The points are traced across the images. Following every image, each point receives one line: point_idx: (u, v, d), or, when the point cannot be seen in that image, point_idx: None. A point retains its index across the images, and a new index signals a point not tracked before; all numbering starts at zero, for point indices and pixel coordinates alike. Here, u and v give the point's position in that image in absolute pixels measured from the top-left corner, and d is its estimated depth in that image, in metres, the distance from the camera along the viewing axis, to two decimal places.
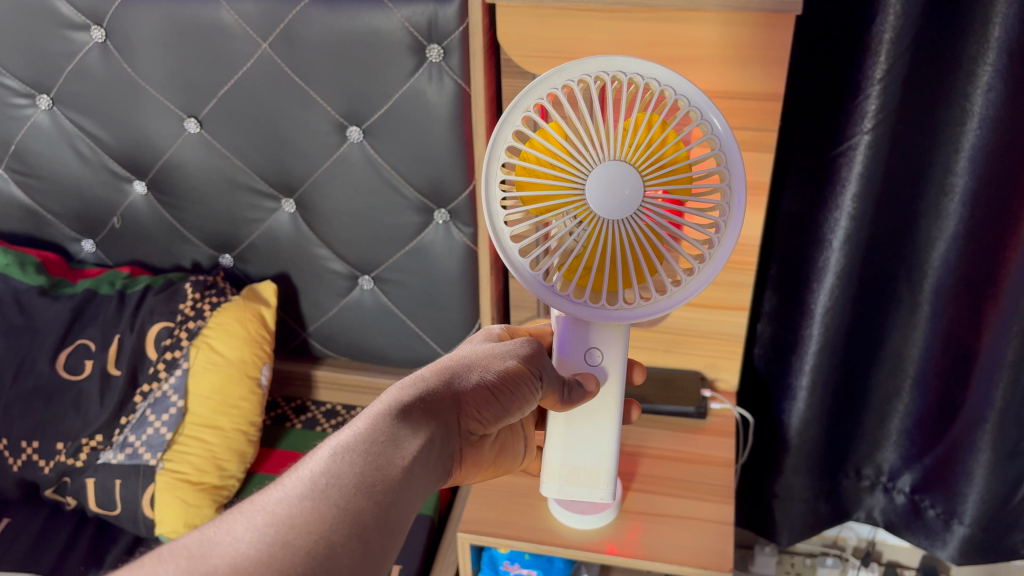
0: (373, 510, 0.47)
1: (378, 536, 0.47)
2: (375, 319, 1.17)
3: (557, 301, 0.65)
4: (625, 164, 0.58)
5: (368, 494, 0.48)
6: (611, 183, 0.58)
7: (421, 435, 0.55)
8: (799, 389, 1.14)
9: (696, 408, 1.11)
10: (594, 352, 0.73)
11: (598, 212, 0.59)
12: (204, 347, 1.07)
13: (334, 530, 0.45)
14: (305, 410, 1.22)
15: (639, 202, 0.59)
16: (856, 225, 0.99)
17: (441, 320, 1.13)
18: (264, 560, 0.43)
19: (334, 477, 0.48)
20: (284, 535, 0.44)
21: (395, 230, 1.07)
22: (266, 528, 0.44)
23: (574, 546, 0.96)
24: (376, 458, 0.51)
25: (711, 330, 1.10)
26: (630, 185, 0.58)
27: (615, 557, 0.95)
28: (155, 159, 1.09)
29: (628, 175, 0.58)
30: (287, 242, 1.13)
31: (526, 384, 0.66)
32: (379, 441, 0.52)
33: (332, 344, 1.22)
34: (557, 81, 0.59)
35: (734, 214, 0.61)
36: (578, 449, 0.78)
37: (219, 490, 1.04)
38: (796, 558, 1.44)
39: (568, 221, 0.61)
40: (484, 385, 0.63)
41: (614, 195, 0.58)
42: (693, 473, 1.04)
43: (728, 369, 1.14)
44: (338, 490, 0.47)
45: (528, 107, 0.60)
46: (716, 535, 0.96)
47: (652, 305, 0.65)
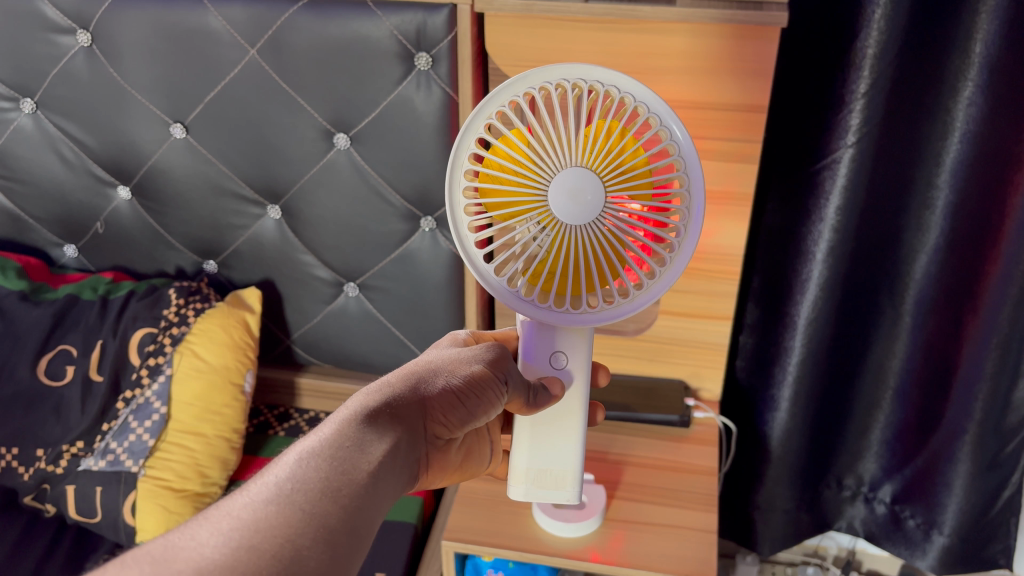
0: (339, 513, 0.48)
1: (346, 538, 0.47)
2: (359, 325, 1.17)
3: (520, 306, 0.65)
4: (587, 170, 0.58)
5: (333, 498, 0.48)
6: (575, 190, 0.59)
7: (387, 439, 0.55)
8: (780, 399, 1.15)
9: (680, 417, 1.11)
10: (558, 356, 0.74)
11: (561, 218, 0.60)
12: (188, 353, 1.06)
13: (300, 534, 0.45)
14: (287, 418, 1.22)
15: (601, 208, 0.59)
16: (838, 238, 1.00)
17: (426, 328, 1.13)
18: (229, 564, 0.42)
19: (300, 482, 0.48)
20: (249, 539, 0.44)
21: (381, 238, 1.07)
22: (231, 534, 0.44)
23: (558, 555, 0.96)
24: (342, 463, 0.51)
25: (696, 339, 1.11)
26: (592, 191, 0.59)
27: (599, 565, 0.95)
28: (140, 164, 1.08)
29: (590, 182, 0.58)
30: (271, 249, 1.12)
31: (493, 388, 0.66)
32: (345, 446, 0.52)
33: (316, 351, 1.22)
34: (520, 88, 0.59)
35: (694, 219, 0.62)
36: (544, 453, 0.78)
37: (201, 497, 1.04)
38: (777, 567, 1.44)
39: (531, 226, 0.61)
40: (450, 391, 0.63)
41: (577, 201, 0.59)
42: (678, 482, 1.05)
43: (711, 379, 1.15)
44: (302, 495, 0.47)
45: (491, 114, 0.60)
46: (700, 544, 0.96)
47: (614, 309, 0.65)
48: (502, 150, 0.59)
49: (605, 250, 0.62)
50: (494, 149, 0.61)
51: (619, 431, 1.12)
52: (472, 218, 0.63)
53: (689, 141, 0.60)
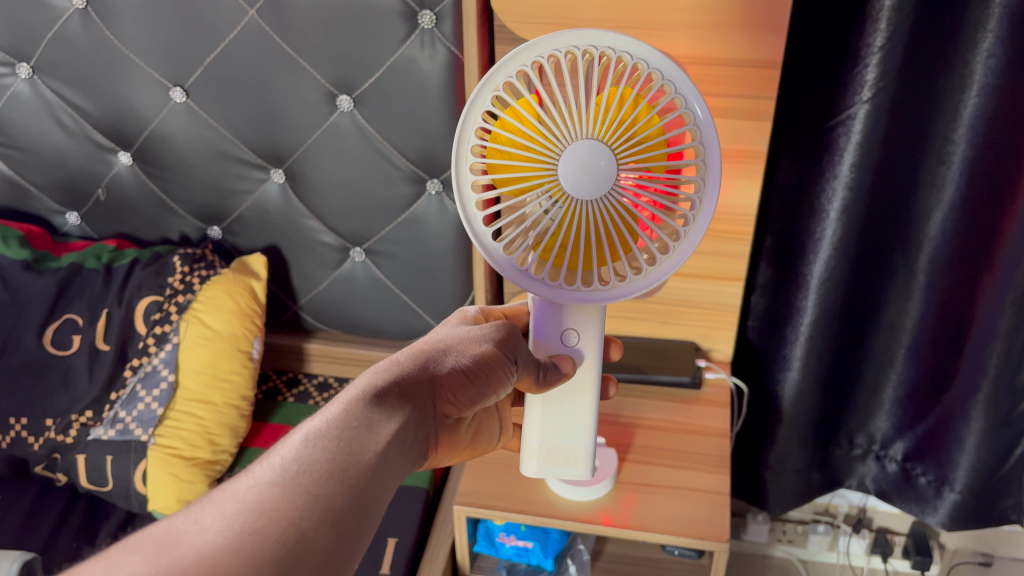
0: (346, 494, 0.49)
1: (349, 519, 0.48)
2: (366, 290, 1.14)
3: (530, 283, 0.64)
4: (599, 143, 0.57)
5: (340, 480, 0.50)
6: (585, 165, 0.57)
7: (396, 418, 0.58)
8: (793, 359, 1.14)
9: (691, 379, 1.10)
10: (571, 334, 0.75)
11: (572, 192, 0.58)
12: (194, 321, 1.05)
13: (306, 515, 0.46)
14: (296, 383, 1.20)
15: (613, 177, 0.57)
16: (853, 196, 0.98)
17: (434, 293, 1.11)
18: (240, 539, 0.44)
19: (306, 462, 0.50)
20: (254, 522, 0.45)
21: (386, 201, 1.05)
22: (238, 515, 0.45)
23: (570, 518, 0.96)
24: (350, 443, 0.52)
25: (708, 300, 1.10)
26: (603, 159, 0.57)
27: (610, 529, 0.95)
28: (140, 130, 1.06)
29: (601, 152, 0.57)
30: (275, 213, 1.10)
31: (500, 368, 0.69)
32: (352, 426, 0.54)
33: (322, 317, 1.19)
34: (530, 57, 0.57)
35: (709, 191, 0.61)
36: (555, 430, 0.80)
37: (212, 465, 1.03)
38: (788, 525, 1.40)
39: (542, 200, 0.60)
40: (457, 372, 0.67)
41: (589, 171, 0.57)
42: (688, 444, 1.04)
43: (723, 340, 1.14)
44: (311, 474, 0.49)
45: (498, 85, 0.58)
46: (712, 505, 0.96)
47: (626, 285, 0.64)
48: (512, 121, 0.58)
49: (615, 224, 0.61)
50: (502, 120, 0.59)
51: (629, 393, 1.11)
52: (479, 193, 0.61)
53: (704, 110, 0.58)
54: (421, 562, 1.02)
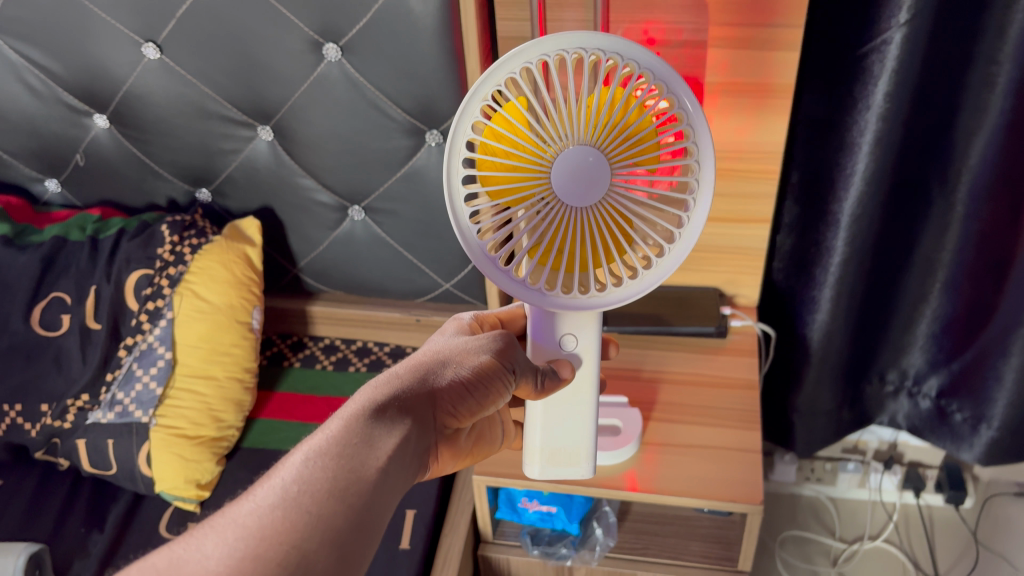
0: (347, 512, 0.47)
1: (349, 536, 0.46)
2: (368, 251, 1.07)
3: (528, 294, 0.59)
4: (593, 149, 0.53)
5: (341, 501, 0.48)
6: (579, 173, 0.54)
7: (397, 432, 0.54)
8: (822, 300, 1.08)
9: (716, 328, 1.04)
10: (570, 339, 0.71)
11: (563, 195, 0.54)
12: (188, 294, 0.98)
13: (307, 538, 0.45)
14: (302, 347, 1.15)
15: (605, 177, 0.54)
16: (886, 127, 0.90)
17: (440, 250, 1.04)
18: (241, 565, 0.43)
19: (306, 483, 0.48)
20: (252, 548, 0.43)
21: (384, 156, 0.97)
22: (237, 542, 0.44)
23: (593, 485, 0.92)
24: (349, 461, 0.50)
25: (732, 244, 1.03)
26: (593, 159, 0.53)
27: (637, 494, 0.90)
28: (114, 91, 0.98)
29: (591, 153, 0.53)
30: (267, 173, 1.03)
31: (501, 376, 0.65)
32: (351, 443, 0.51)
33: (325, 280, 1.13)
34: (522, 62, 0.53)
35: (703, 190, 0.57)
36: (556, 430, 0.75)
37: (218, 442, 0.99)
38: (815, 463, 1.36)
39: (535, 209, 0.56)
40: (455, 385, 0.63)
41: (579, 171, 0.54)
42: (716, 398, 0.99)
43: (748, 284, 1.07)
44: (310, 496, 0.47)
45: (486, 94, 0.54)
46: (744, 465, 0.91)
47: (625, 290, 0.60)
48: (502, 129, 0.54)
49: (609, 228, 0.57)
50: (492, 130, 0.55)
51: (651, 346, 1.06)
52: (471, 209, 0.57)
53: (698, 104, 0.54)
54: (441, 530, 0.99)
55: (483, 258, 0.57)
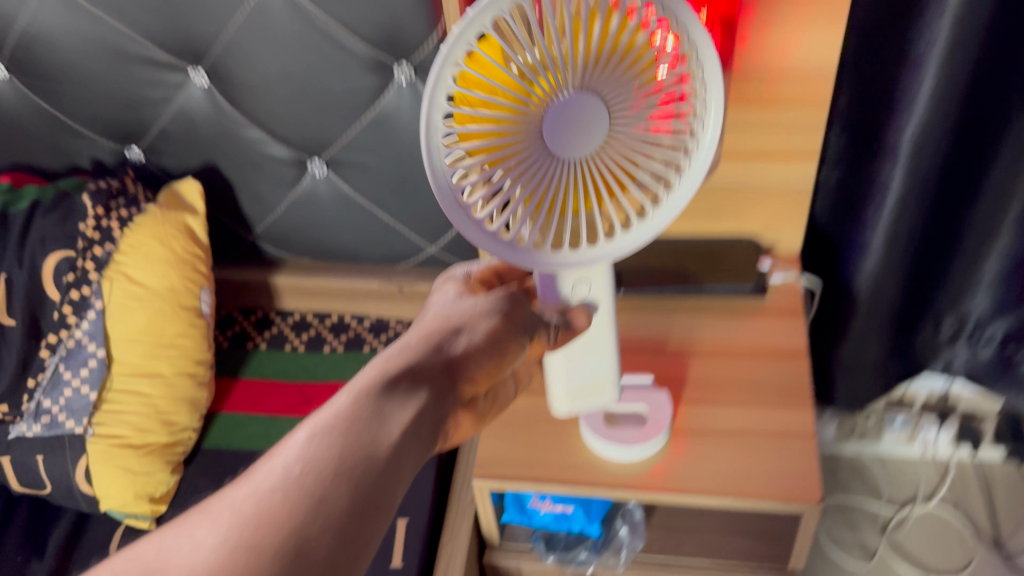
0: (351, 499, 0.41)
1: (358, 523, 0.40)
2: (335, 212, 0.90)
3: (523, 258, 0.53)
4: (591, 95, 0.47)
5: (350, 482, 0.41)
6: (576, 124, 0.48)
7: (411, 402, 0.48)
8: (872, 243, 0.92)
9: (754, 286, 0.88)
10: (582, 285, 0.62)
11: (561, 152, 0.49)
12: (119, 278, 0.82)
13: (307, 524, 0.38)
14: (268, 325, 1.00)
15: (605, 123, 0.49)
16: (960, 33, 0.74)
17: (421, 207, 0.87)
18: (226, 566, 0.36)
19: (308, 461, 0.41)
20: (247, 538, 0.37)
21: (346, 98, 0.78)
22: (230, 527, 0.38)
23: (612, 486, 0.77)
24: (357, 435, 0.44)
25: (771, 185, 0.86)
26: (593, 109, 0.48)
27: (654, 495, 0.76)
28: (8, 34, 0.80)
29: (592, 104, 0.48)
30: (206, 125, 0.84)
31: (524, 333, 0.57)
32: (362, 415, 0.45)
33: (287, 245, 0.96)
34: (503, 6, 0.43)
35: (708, 121, 0.53)
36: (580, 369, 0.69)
37: (172, 448, 0.84)
38: (858, 420, 1.22)
39: (531, 168, 0.49)
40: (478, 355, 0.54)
41: (578, 122, 0.48)
42: (758, 372, 0.83)
43: (789, 231, 0.90)
44: (314, 475, 0.41)
45: (465, 45, 0.44)
46: (796, 454, 0.76)
47: (631, 239, 0.56)
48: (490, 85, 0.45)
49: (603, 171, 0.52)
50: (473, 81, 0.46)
51: (676, 311, 0.90)
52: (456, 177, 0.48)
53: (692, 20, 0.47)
54: (442, 534, 0.86)
55: (479, 233, 0.50)
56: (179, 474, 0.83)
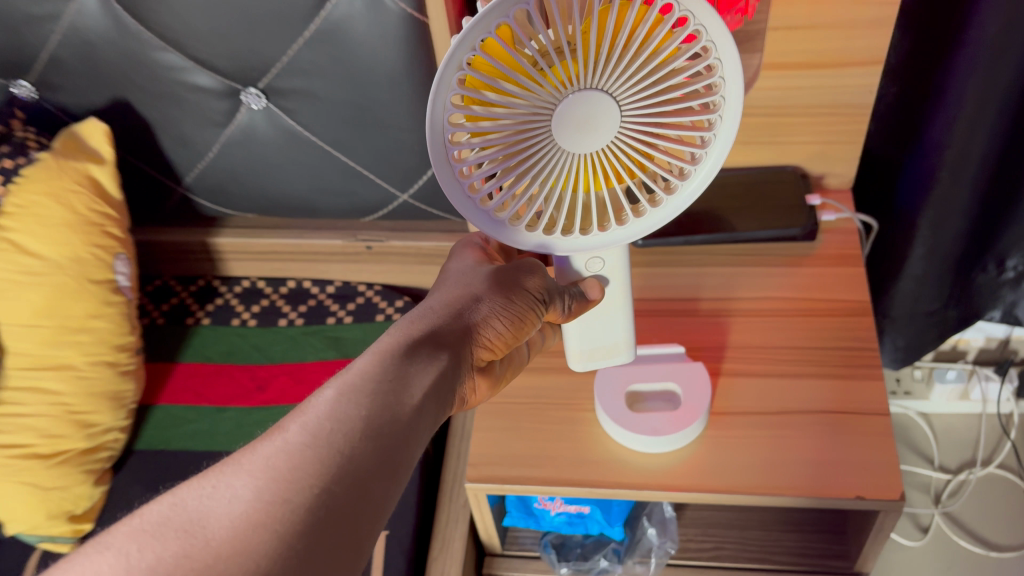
0: (376, 458, 0.34)
1: (382, 486, 0.34)
2: (280, 156, 0.73)
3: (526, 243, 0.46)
4: (597, 94, 0.38)
5: (381, 444, 0.34)
6: (584, 119, 0.39)
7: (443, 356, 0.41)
8: (938, 169, 0.75)
9: (803, 229, 0.72)
10: (594, 261, 0.52)
11: (559, 145, 0.40)
12: (5, 249, 0.66)
13: (330, 481, 0.32)
14: (211, 296, 0.83)
15: (610, 127, 0.39)
16: None
17: (388, 145, 0.70)
18: (247, 530, 0.30)
19: (336, 417, 0.34)
20: (272, 497, 0.31)
21: (280, 7, 0.60)
22: (263, 482, 0.31)
23: (632, 485, 0.61)
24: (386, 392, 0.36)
25: (820, 106, 0.69)
26: (598, 112, 0.39)
27: (686, 495, 0.61)
28: None
29: (598, 107, 0.38)
30: (108, 49, 0.65)
31: (557, 295, 0.49)
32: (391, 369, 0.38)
33: (225, 200, 0.78)
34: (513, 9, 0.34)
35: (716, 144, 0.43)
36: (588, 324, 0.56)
37: (91, 455, 0.68)
38: (902, 371, 1.08)
39: (531, 163, 0.41)
40: (505, 310, 0.46)
41: (580, 117, 0.39)
42: (813, 334, 0.67)
43: (843, 159, 0.74)
44: (344, 434, 0.34)
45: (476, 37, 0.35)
46: (868, 438, 0.61)
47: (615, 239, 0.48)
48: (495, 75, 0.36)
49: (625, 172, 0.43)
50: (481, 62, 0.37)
51: (707, 261, 0.74)
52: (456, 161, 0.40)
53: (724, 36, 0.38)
54: (429, 539, 0.71)
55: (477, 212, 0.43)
56: (104, 486, 0.68)
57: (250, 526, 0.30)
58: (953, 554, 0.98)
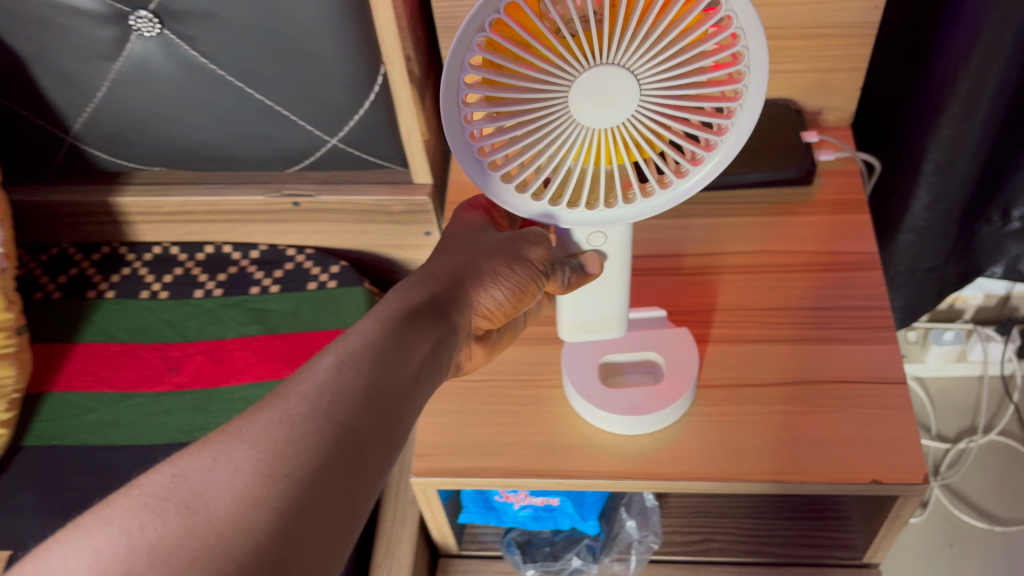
0: (377, 432, 0.28)
1: (380, 466, 0.28)
2: (182, 94, 0.61)
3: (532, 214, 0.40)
4: (619, 72, 0.32)
5: (382, 415, 0.29)
6: (598, 96, 0.33)
7: (442, 320, 0.35)
8: (946, 102, 0.65)
9: (798, 171, 0.62)
10: (596, 234, 0.43)
11: (574, 119, 0.34)
12: None
13: (334, 456, 0.26)
14: (117, 266, 0.72)
15: (632, 107, 0.33)
16: None
17: (311, 79, 0.58)
18: (249, 512, 0.23)
19: (337, 382, 0.28)
20: (275, 470, 0.25)
21: None
22: (267, 456, 0.25)
23: (600, 476, 0.51)
24: (386, 356, 0.31)
25: (818, 28, 0.59)
26: (619, 90, 0.33)
27: (663, 483, 0.51)
28: None
29: (620, 84, 0.32)
30: None
31: (562, 266, 0.42)
32: (389, 332, 0.32)
33: (124, 150, 0.66)
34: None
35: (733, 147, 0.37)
36: (575, 304, 0.48)
37: None
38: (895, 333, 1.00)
39: (542, 136, 0.35)
40: (509, 279, 0.39)
41: (600, 90, 0.33)
42: (813, 293, 0.58)
43: (843, 90, 0.64)
44: (348, 403, 0.28)
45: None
46: (885, 413, 0.52)
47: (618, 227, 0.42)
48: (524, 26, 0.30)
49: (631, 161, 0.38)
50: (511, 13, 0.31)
51: (688, 211, 0.64)
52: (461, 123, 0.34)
53: (762, 29, 0.31)
54: (370, 542, 0.60)
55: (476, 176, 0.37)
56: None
57: (256, 503, 0.24)
58: (953, 528, 0.88)
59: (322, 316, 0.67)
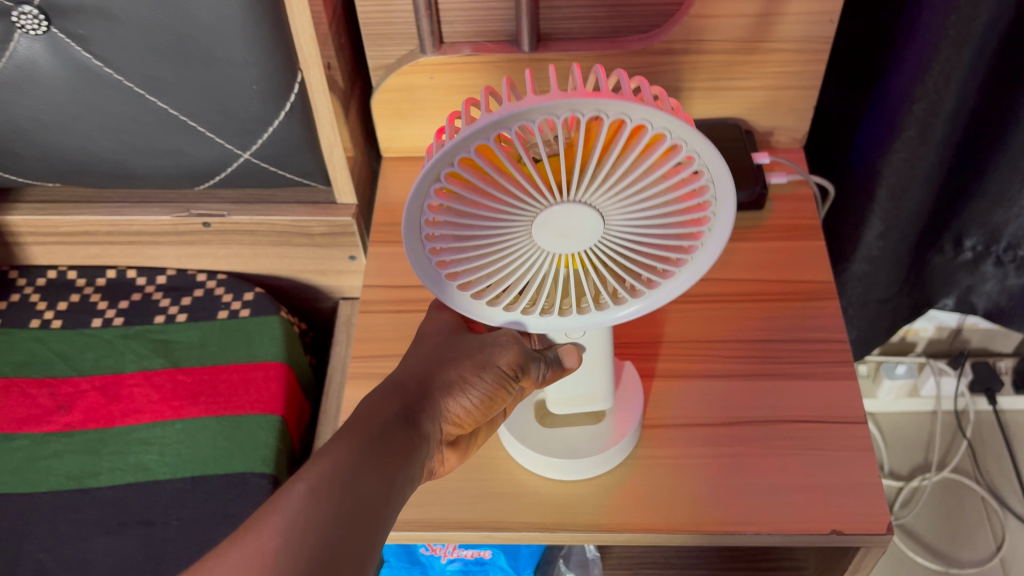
0: (353, 555, 0.28)
1: None
2: (73, 101, 0.54)
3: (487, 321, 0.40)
4: (585, 208, 0.32)
5: (355, 537, 0.29)
6: (565, 226, 0.33)
7: (416, 431, 0.35)
8: (901, 122, 0.61)
9: (748, 194, 0.58)
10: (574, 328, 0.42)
11: (539, 244, 0.34)
12: None
13: None
14: (6, 292, 0.65)
15: (595, 236, 0.34)
16: None
17: (219, 86, 0.53)
18: None
19: (313, 508, 0.29)
20: None
21: None
22: None
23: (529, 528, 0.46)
24: (362, 475, 0.31)
25: (770, 41, 0.55)
26: (585, 220, 0.33)
27: (591, 535, 0.45)
28: None
29: (586, 218, 0.33)
30: None
31: (534, 361, 0.41)
32: (364, 449, 0.32)
33: (12, 163, 0.60)
34: (559, 111, 0.29)
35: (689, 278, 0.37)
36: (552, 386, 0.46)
37: None
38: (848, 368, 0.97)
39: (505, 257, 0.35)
40: (477, 386, 0.38)
41: (569, 217, 0.33)
42: (765, 324, 0.53)
43: (795, 109, 0.60)
44: (320, 530, 0.28)
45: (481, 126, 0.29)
46: (844, 454, 0.47)
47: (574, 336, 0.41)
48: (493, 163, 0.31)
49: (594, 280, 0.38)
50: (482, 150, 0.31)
51: None
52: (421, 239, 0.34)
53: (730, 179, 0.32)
54: None
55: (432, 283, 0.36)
56: None
57: None
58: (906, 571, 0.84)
59: (231, 349, 0.61)
